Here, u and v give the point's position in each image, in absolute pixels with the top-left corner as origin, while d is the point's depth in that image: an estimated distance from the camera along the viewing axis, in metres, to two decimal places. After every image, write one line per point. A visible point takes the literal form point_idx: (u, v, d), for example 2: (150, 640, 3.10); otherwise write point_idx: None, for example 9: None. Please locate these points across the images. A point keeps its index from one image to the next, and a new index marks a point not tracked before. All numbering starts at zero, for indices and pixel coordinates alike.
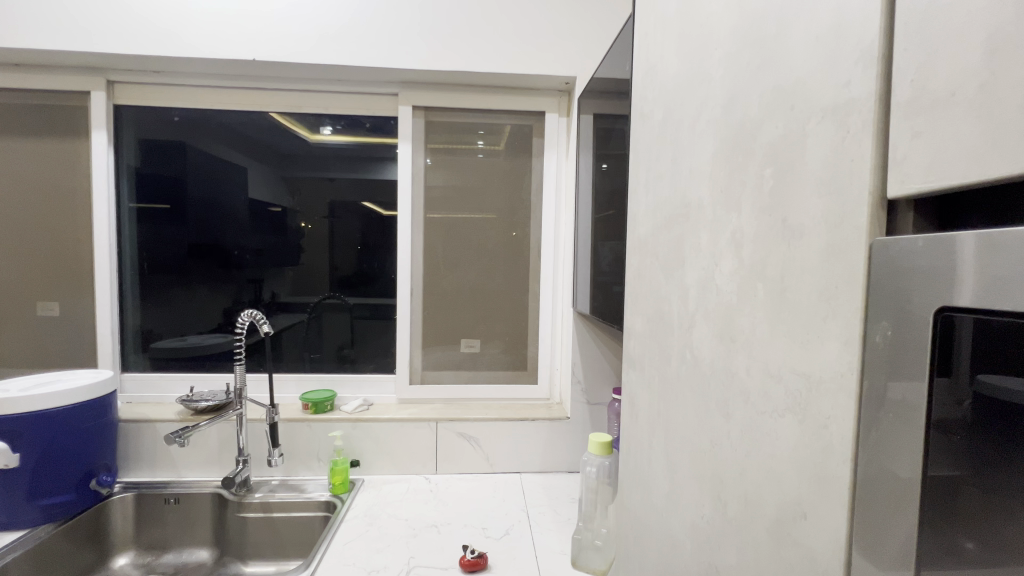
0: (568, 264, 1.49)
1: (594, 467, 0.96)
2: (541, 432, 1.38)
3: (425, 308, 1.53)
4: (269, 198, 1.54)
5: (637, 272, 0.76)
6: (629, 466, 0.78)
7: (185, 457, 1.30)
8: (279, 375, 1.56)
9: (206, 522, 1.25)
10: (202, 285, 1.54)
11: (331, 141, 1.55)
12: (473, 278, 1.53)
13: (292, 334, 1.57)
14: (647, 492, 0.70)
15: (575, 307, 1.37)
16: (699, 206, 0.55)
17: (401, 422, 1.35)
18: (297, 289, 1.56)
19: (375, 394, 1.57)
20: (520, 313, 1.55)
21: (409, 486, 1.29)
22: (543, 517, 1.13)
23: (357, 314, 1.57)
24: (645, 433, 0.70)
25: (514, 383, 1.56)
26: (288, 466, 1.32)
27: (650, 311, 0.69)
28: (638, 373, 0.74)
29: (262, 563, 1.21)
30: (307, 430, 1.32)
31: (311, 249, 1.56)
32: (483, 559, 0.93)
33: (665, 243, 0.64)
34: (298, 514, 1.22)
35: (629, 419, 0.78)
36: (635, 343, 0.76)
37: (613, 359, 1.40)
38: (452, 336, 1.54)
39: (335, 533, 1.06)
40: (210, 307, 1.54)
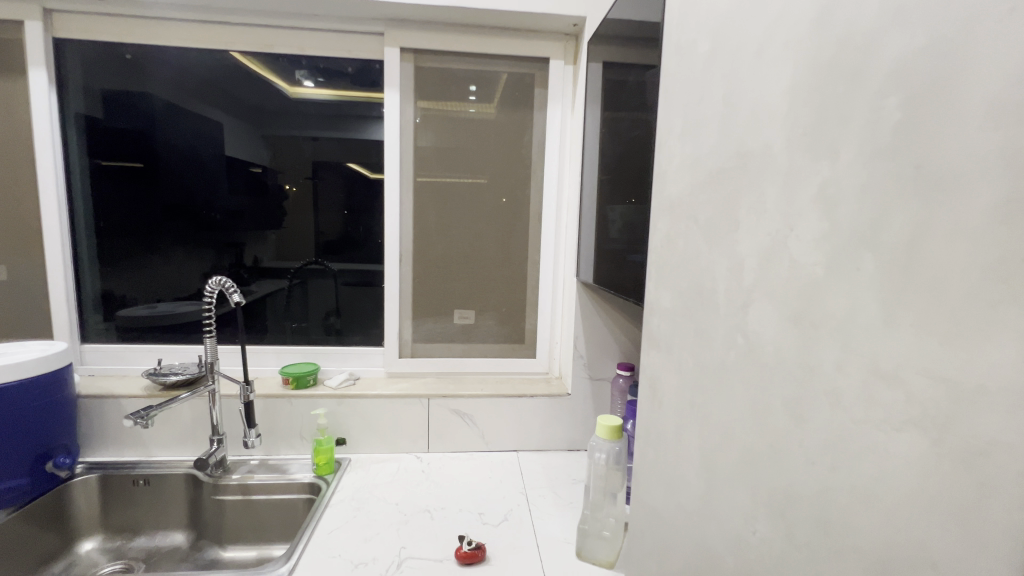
0: (572, 231, 1.37)
1: (604, 454, 0.88)
2: (541, 409, 1.30)
3: (416, 275, 1.41)
4: (247, 156, 1.38)
5: (666, 239, 0.65)
6: (649, 458, 0.69)
7: (155, 435, 1.20)
8: (257, 347, 1.45)
9: (180, 505, 1.16)
10: (171, 249, 1.39)
11: (312, 95, 1.37)
12: (468, 244, 1.41)
13: (272, 302, 1.45)
14: (672, 491, 0.61)
15: (579, 277, 1.27)
16: (764, 155, 0.43)
17: (390, 398, 1.26)
18: (280, 254, 1.43)
19: (362, 367, 1.46)
20: (517, 282, 1.44)
21: (399, 466, 1.21)
22: (544, 501, 1.06)
23: (342, 282, 1.45)
24: (673, 425, 0.61)
25: (511, 357, 1.47)
26: (268, 445, 1.23)
27: (684, 285, 0.59)
28: (664, 355, 0.64)
29: (243, 548, 1.13)
30: (289, 407, 1.23)
31: (294, 210, 1.42)
32: (481, 550, 0.86)
33: (710, 203, 0.53)
34: (279, 496, 1.14)
35: (649, 406, 0.69)
36: (660, 322, 0.66)
37: (619, 332, 1.31)
38: (445, 307, 1.43)
39: (319, 519, 0.98)
40: (181, 274, 1.41)
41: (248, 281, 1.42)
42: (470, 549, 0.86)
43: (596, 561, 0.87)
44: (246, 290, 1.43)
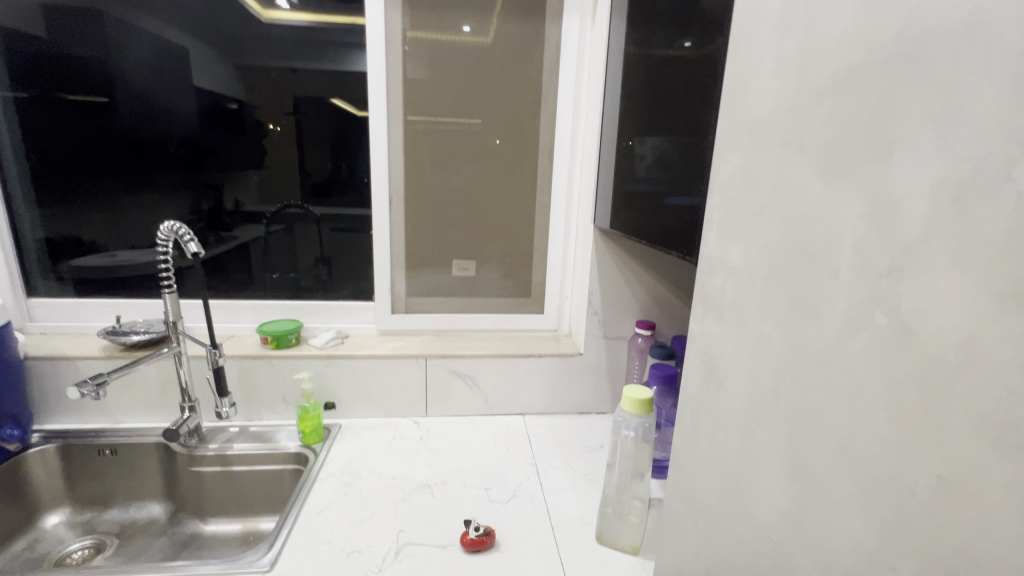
0: (588, 170, 1.18)
1: (632, 431, 0.76)
2: (550, 371, 1.18)
3: (408, 221, 1.24)
4: (217, 88, 1.17)
5: (744, 175, 0.49)
6: (700, 448, 0.57)
7: (120, 399, 1.07)
8: (232, 301, 1.29)
9: (154, 477, 1.05)
10: (146, 190, 1.21)
11: (286, 20, 1.14)
12: (468, 185, 1.23)
13: (251, 250, 1.28)
14: (736, 494, 0.49)
15: (597, 223, 1.11)
16: (958, 28, 0.27)
17: (383, 358, 1.13)
18: (266, 197, 1.24)
19: (349, 324, 1.32)
20: (525, 229, 1.28)
21: (396, 432, 1.10)
22: (556, 474, 0.96)
23: (330, 228, 1.28)
24: (743, 416, 0.48)
25: (516, 313, 1.33)
26: (249, 409, 1.11)
27: (774, 237, 0.44)
28: (734, 328, 0.50)
29: (225, 522, 1.04)
30: (269, 368, 1.10)
31: (277, 149, 1.22)
32: (490, 537, 0.76)
33: (835, 118, 0.36)
34: (262, 467, 1.03)
35: (704, 387, 0.56)
36: (728, 284, 0.52)
37: (639, 287, 1.17)
38: (442, 257, 1.28)
39: (306, 497, 0.87)
40: (154, 218, 1.23)
41: (234, 226, 1.25)
42: (478, 535, 0.76)
43: (618, 546, 0.77)
44: (227, 236, 1.26)
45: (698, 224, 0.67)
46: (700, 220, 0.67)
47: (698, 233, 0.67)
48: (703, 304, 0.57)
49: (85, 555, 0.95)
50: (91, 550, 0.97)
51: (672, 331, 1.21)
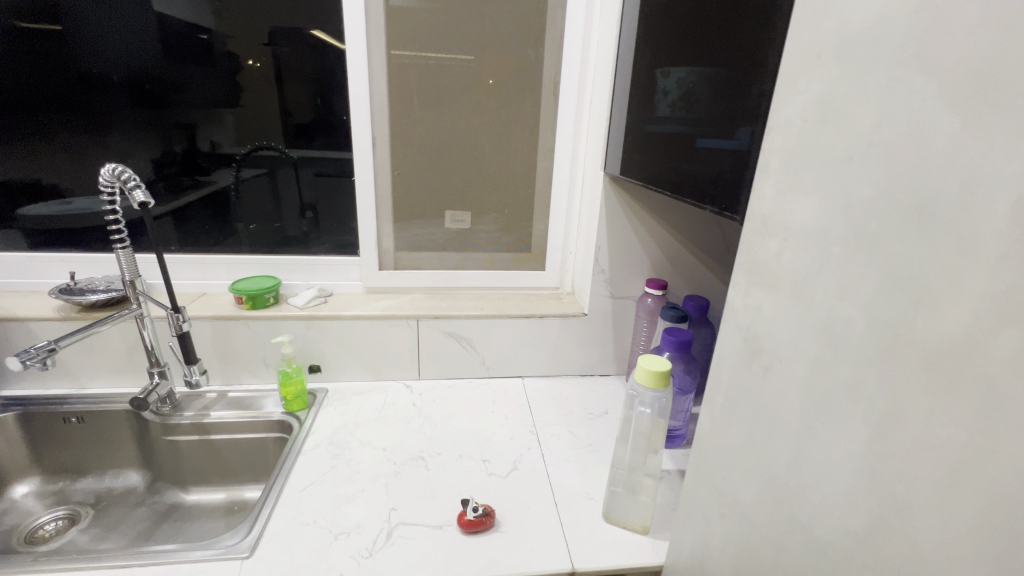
0: (600, 108, 1.04)
1: (648, 406, 0.68)
2: (552, 332, 1.10)
3: (395, 167, 1.11)
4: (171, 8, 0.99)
5: (825, 111, 0.37)
6: (734, 439, 0.49)
7: (83, 364, 0.98)
8: (202, 256, 1.17)
9: (127, 445, 0.98)
10: (110, 130, 1.06)
11: None
12: (462, 125, 1.09)
13: (226, 199, 1.14)
14: (783, 498, 0.42)
15: (608, 171, 0.99)
16: None
17: (370, 319, 1.04)
18: (241, 140, 1.10)
19: (333, 282, 1.21)
20: (526, 177, 1.15)
21: (386, 398, 1.03)
22: (558, 444, 0.90)
23: (313, 172, 1.14)
24: (801, 413, 0.40)
25: (515, 269, 1.23)
26: (226, 374, 1.03)
27: (872, 193, 0.33)
28: (795, 306, 0.41)
29: (208, 491, 0.98)
30: (245, 330, 1.01)
31: (248, 84, 1.06)
32: (489, 518, 0.71)
33: (1002, 22, 0.25)
34: (244, 435, 0.97)
35: (744, 370, 0.48)
36: (790, 251, 0.42)
37: (650, 243, 1.07)
38: (433, 207, 1.15)
39: (290, 471, 0.81)
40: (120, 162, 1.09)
41: (210, 169, 1.11)
42: (478, 516, 0.70)
43: (626, 525, 0.72)
44: (204, 181, 1.12)
45: (748, 171, 0.56)
46: (753, 166, 0.55)
47: (749, 183, 0.56)
48: (749, 273, 0.47)
49: (58, 528, 0.90)
50: (65, 522, 0.91)
51: (684, 290, 1.12)
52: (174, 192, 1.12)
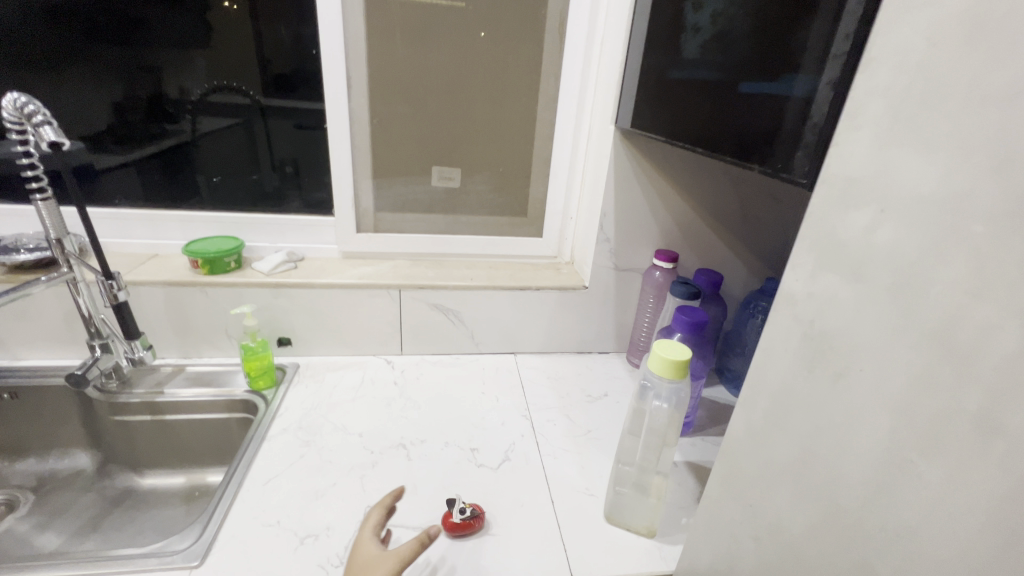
0: (613, 50, 0.90)
1: (664, 399, 0.59)
2: (549, 307, 1.00)
3: (374, 114, 0.96)
4: None
5: (977, 29, 0.26)
6: (780, 455, 0.41)
7: (13, 333, 0.86)
8: (149, 212, 1.01)
9: (70, 424, 0.87)
10: (63, 70, 0.90)
11: None
12: (452, 67, 0.94)
13: (187, 149, 1.00)
14: (853, 538, 0.34)
15: (621, 126, 0.86)
16: None
17: (346, 289, 0.92)
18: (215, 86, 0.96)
19: (304, 245, 1.08)
20: (525, 131, 1.02)
21: (364, 375, 0.93)
22: (554, 431, 0.82)
23: (290, 124, 1.01)
24: (889, 440, 0.31)
25: (509, 235, 1.11)
26: (183, 346, 0.92)
27: None
28: (893, 300, 0.31)
29: (167, 474, 0.89)
30: (202, 298, 0.89)
31: (224, 24, 0.91)
32: (478, 521, 0.62)
33: None
34: (203, 416, 0.87)
35: (803, 374, 0.38)
36: (892, 228, 0.31)
37: (661, 210, 0.96)
38: (418, 163, 1.02)
39: (252, 460, 0.71)
40: (67, 106, 0.93)
41: (180, 118, 0.97)
42: (465, 519, 0.62)
43: (631, 527, 0.65)
44: (171, 129, 0.98)
45: (784, 125, 0.48)
46: (792, 119, 0.46)
47: (785, 139, 0.47)
48: (818, 253, 0.37)
49: None
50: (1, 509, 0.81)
51: (695, 263, 1.02)
52: (132, 142, 0.98)
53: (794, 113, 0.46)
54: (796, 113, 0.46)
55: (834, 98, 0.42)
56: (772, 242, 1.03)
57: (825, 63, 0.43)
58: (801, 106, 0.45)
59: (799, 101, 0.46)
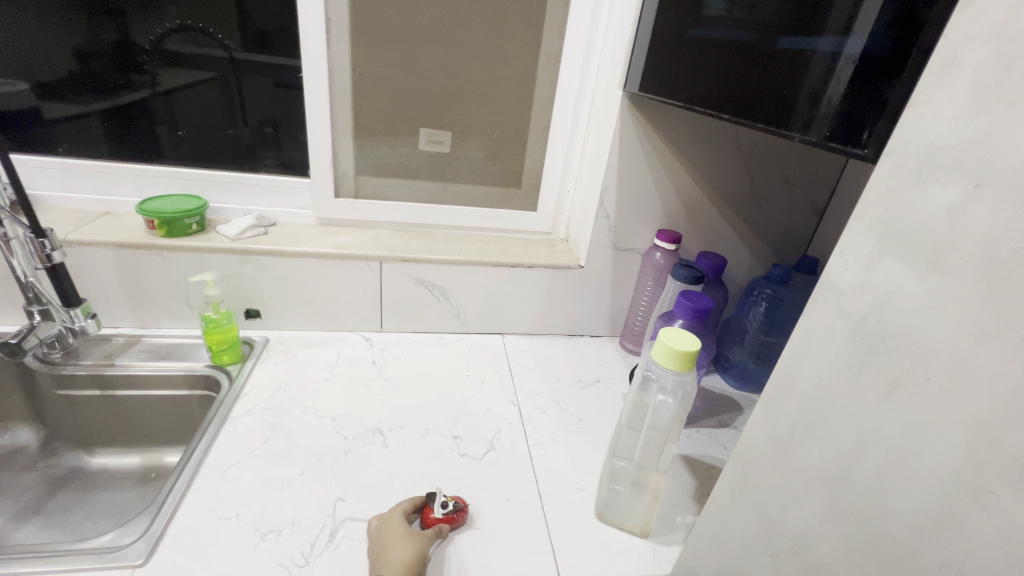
0: (624, 6, 0.81)
1: (668, 393, 0.54)
2: (541, 286, 0.94)
3: (357, 65, 0.87)
4: None
5: None
6: (809, 466, 0.36)
7: None
8: (102, 165, 0.91)
9: (9, 397, 0.79)
10: (15, 5, 0.78)
11: None
12: (445, 16, 0.85)
13: (151, 102, 0.88)
14: (900, 571, 0.29)
15: (630, 91, 0.78)
16: None
17: (322, 258, 0.84)
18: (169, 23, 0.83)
19: (278, 209, 0.99)
20: (523, 93, 0.94)
21: (340, 353, 0.86)
22: (544, 419, 0.77)
23: (271, 82, 0.89)
24: (963, 465, 0.26)
25: (501, 208, 1.04)
26: (139, 314, 0.84)
27: None
28: (985, 298, 0.25)
29: (119, 453, 0.82)
30: (160, 263, 0.80)
31: None
32: (460, 515, 0.57)
33: None
34: (159, 392, 0.79)
35: (847, 378, 0.33)
36: (991, 209, 0.25)
37: (665, 186, 0.89)
38: (405, 123, 0.93)
39: (211, 444, 0.65)
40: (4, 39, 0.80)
41: (135, 62, 0.85)
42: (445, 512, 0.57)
43: (624, 526, 0.60)
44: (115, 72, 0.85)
45: (806, 83, 0.42)
46: (814, 77, 0.41)
47: (803, 100, 0.42)
48: (879, 237, 0.31)
49: None
50: None
51: (697, 245, 0.96)
52: (89, 93, 0.86)
53: (817, 69, 0.41)
54: (819, 71, 0.41)
55: (861, 55, 0.37)
56: (777, 225, 0.98)
57: (858, 14, 0.37)
58: (826, 63, 0.40)
59: (823, 56, 0.40)
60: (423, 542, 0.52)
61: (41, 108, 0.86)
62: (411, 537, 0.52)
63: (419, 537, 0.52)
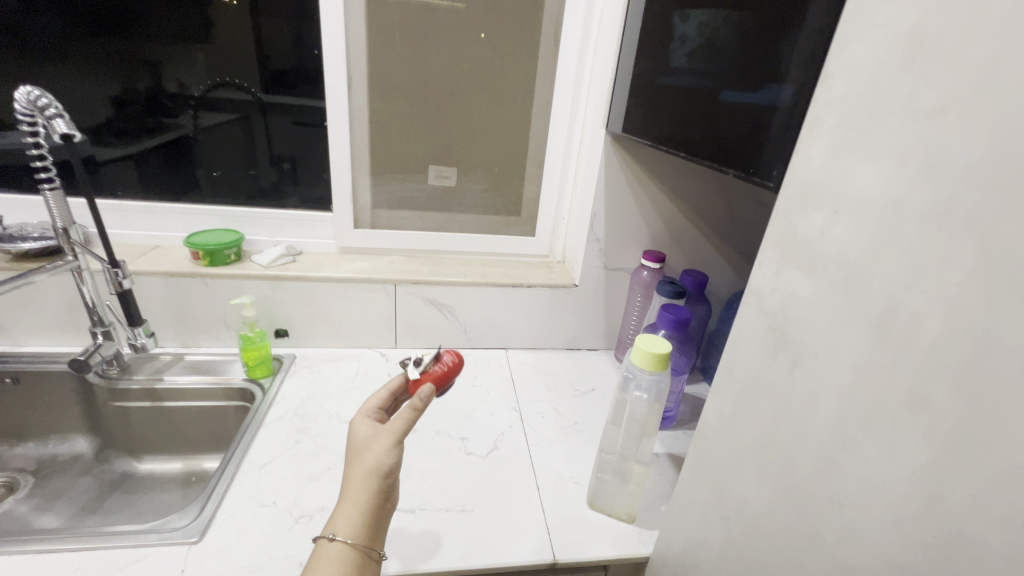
0: (606, 56, 0.93)
1: (644, 389, 0.62)
2: (540, 304, 1.03)
3: (374, 114, 0.99)
4: None
5: (914, 48, 0.29)
6: (745, 438, 0.44)
7: (17, 320, 0.88)
8: (152, 204, 1.04)
9: (69, 410, 0.89)
10: (86, 72, 0.92)
11: None
12: (449, 69, 0.97)
13: (186, 142, 1.01)
14: (804, 511, 0.37)
15: (613, 129, 0.89)
16: None
17: (344, 282, 0.95)
18: (205, 78, 0.95)
19: (304, 240, 1.10)
20: (520, 132, 1.05)
21: (359, 367, 0.96)
22: (543, 422, 0.85)
23: (289, 120, 1.01)
24: (837, 421, 0.34)
25: (503, 234, 1.14)
26: (182, 335, 0.95)
27: (969, 160, 0.26)
28: (844, 294, 0.34)
29: (163, 460, 0.91)
30: (204, 289, 0.91)
31: (224, 21, 0.91)
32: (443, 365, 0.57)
33: None
34: (201, 404, 0.89)
35: (766, 363, 0.41)
36: (843, 228, 0.34)
37: (650, 212, 0.99)
38: (415, 162, 1.05)
39: (249, 445, 0.74)
40: (76, 100, 0.94)
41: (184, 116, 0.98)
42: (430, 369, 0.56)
43: (612, 513, 0.68)
44: (166, 123, 0.98)
45: (772, 130, 0.50)
46: (780, 124, 0.49)
47: (774, 142, 0.49)
48: (781, 251, 0.40)
49: None
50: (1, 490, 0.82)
51: (682, 263, 1.05)
52: (138, 138, 0.99)
53: (781, 117, 0.48)
54: (782, 119, 0.48)
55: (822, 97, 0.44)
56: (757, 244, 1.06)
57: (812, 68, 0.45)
58: (789, 111, 0.48)
59: (786, 106, 0.48)
60: (385, 443, 0.47)
61: (95, 153, 0.99)
62: (372, 444, 0.48)
63: (379, 440, 0.48)
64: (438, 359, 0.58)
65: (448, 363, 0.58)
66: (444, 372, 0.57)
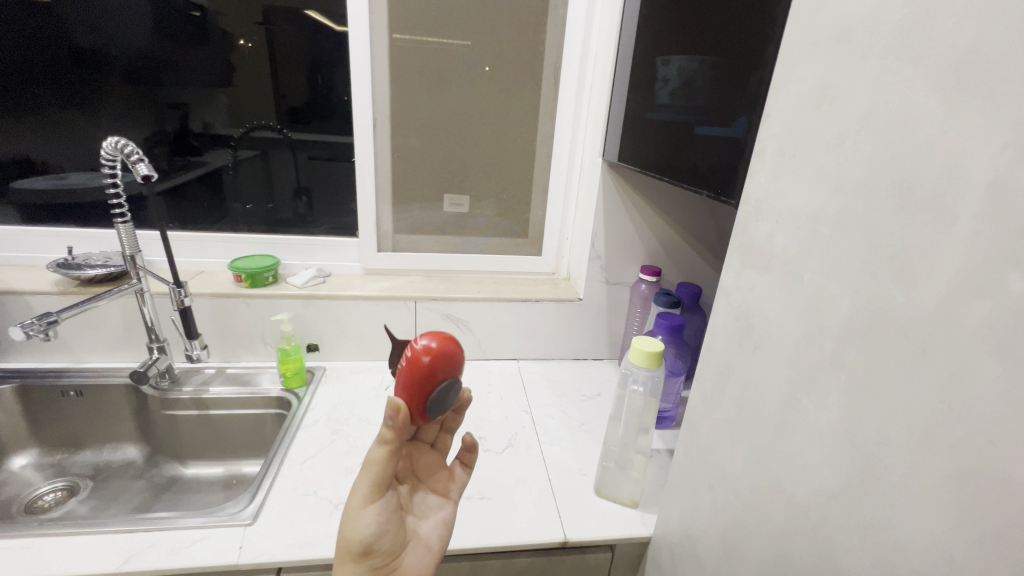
0: (600, 94, 1.05)
1: (641, 384, 0.70)
2: (548, 317, 1.12)
3: (395, 150, 1.11)
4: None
5: (819, 97, 0.39)
6: (722, 414, 0.52)
7: (81, 339, 0.99)
8: (198, 234, 1.16)
9: (124, 419, 0.98)
10: (138, 118, 1.05)
11: None
12: (461, 109, 1.09)
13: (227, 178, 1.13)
14: (767, 466, 0.45)
15: (608, 158, 1.00)
16: None
17: (369, 300, 1.05)
18: (237, 119, 1.08)
19: (331, 263, 1.21)
20: (526, 162, 1.16)
21: (384, 377, 1.05)
22: (553, 423, 0.93)
23: (313, 154, 1.13)
24: (787, 388, 0.43)
25: (513, 254, 1.24)
26: (224, 351, 1.05)
27: (858, 180, 0.36)
28: (785, 286, 0.43)
29: (206, 465, 1.00)
30: (245, 308, 1.02)
31: (245, 66, 1.03)
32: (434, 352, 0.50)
33: (976, 27, 0.28)
34: (242, 412, 0.98)
35: (735, 349, 0.50)
36: (782, 235, 0.44)
37: (646, 230, 1.09)
38: (432, 191, 1.16)
39: (289, 445, 0.82)
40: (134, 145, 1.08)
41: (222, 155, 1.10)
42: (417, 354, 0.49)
43: (617, 500, 0.75)
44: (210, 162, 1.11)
45: (745, 151, 0.59)
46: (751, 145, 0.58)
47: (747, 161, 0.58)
48: (741, 256, 0.49)
49: (58, 498, 0.90)
50: (64, 493, 0.91)
51: (677, 277, 1.14)
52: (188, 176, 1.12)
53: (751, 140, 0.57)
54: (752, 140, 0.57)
55: None
56: None
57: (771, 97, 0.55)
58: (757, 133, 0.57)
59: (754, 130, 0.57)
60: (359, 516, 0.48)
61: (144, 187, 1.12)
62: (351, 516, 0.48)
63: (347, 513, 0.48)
64: (413, 347, 0.49)
65: (425, 353, 0.49)
66: (419, 365, 0.48)
